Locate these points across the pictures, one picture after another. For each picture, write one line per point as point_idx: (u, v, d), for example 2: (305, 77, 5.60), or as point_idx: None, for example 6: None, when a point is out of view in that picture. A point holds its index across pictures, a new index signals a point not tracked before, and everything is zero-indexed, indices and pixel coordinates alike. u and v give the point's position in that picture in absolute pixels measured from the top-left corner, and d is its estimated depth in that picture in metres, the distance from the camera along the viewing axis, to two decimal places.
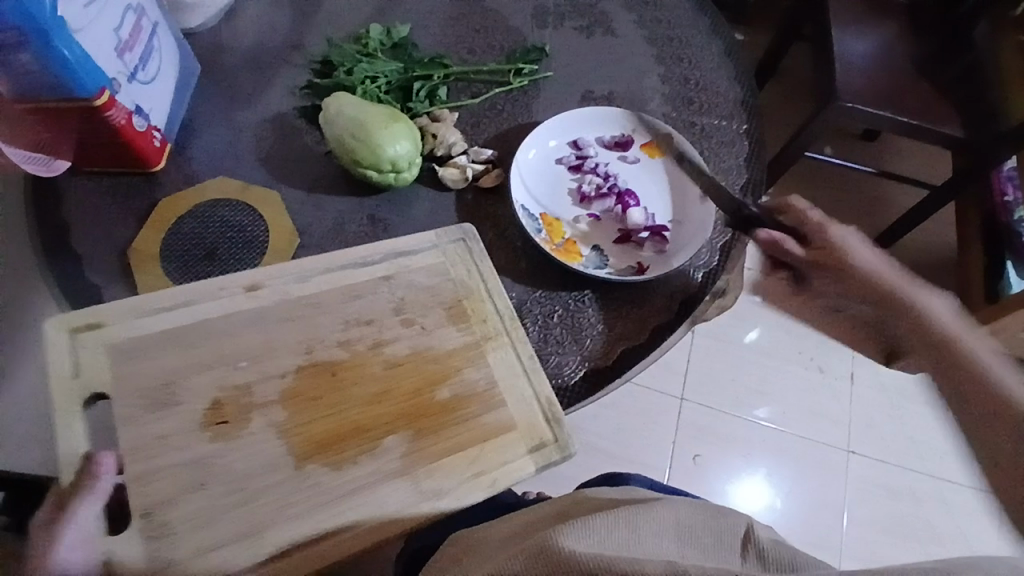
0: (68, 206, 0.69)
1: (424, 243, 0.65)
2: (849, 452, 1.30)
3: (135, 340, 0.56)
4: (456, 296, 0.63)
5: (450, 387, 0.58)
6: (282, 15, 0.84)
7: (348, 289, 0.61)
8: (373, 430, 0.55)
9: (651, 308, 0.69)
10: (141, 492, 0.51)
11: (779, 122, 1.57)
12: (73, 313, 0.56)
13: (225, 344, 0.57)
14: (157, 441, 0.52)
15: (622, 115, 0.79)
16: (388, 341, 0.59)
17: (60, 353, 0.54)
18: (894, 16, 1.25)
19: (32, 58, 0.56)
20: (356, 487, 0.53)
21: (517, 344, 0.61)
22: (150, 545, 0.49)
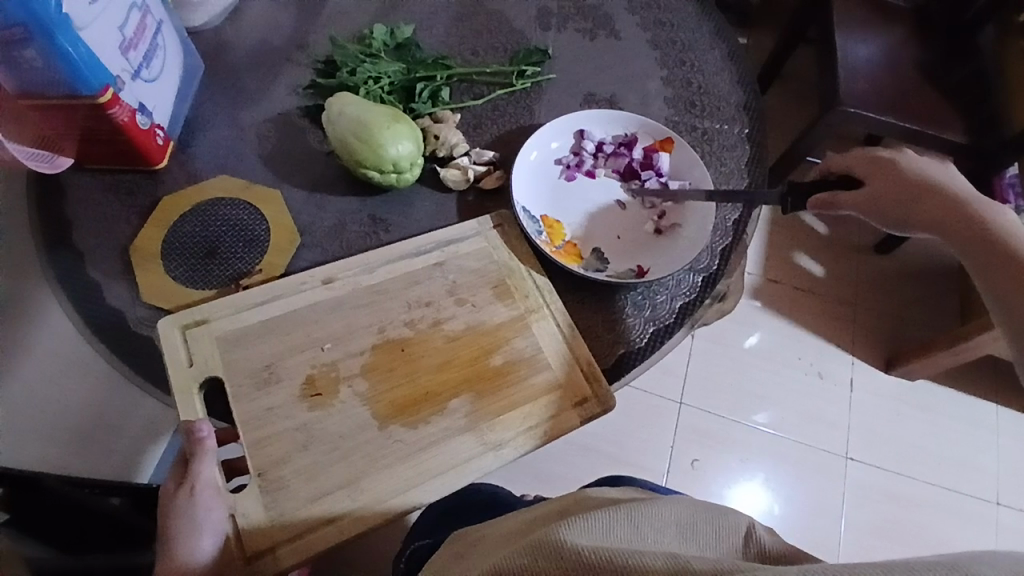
0: (69, 202, 0.69)
1: (466, 231, 0.70)
2: (847, 458, 1.30)
3: (236, 332, 0.62)
4: (500, 275, 0.68)
5: (502, 354, 0.64)
6: (287, 14, 0.84)
7: (405, 275, 0.67)
8: (439, 391, 0.62)
9: (656, 304, 0.69)
10: (255, 456, 0.58)
11: (781, 127, 1.57)
12: (182, 312, 0.62)
13: (307, 328, 0.63)
14: (265, 412, 0.59)
15: (624, 116, 0.79)
16: (445, 318, 0.65)
17: (175, 346, 0.61)
18: (898, 22, 1.25)
19: (37, 54, 0.56)
20: (432, 443, 0.60)
21: (557, 314, 0.66)
22: (267, 498, 0.56)
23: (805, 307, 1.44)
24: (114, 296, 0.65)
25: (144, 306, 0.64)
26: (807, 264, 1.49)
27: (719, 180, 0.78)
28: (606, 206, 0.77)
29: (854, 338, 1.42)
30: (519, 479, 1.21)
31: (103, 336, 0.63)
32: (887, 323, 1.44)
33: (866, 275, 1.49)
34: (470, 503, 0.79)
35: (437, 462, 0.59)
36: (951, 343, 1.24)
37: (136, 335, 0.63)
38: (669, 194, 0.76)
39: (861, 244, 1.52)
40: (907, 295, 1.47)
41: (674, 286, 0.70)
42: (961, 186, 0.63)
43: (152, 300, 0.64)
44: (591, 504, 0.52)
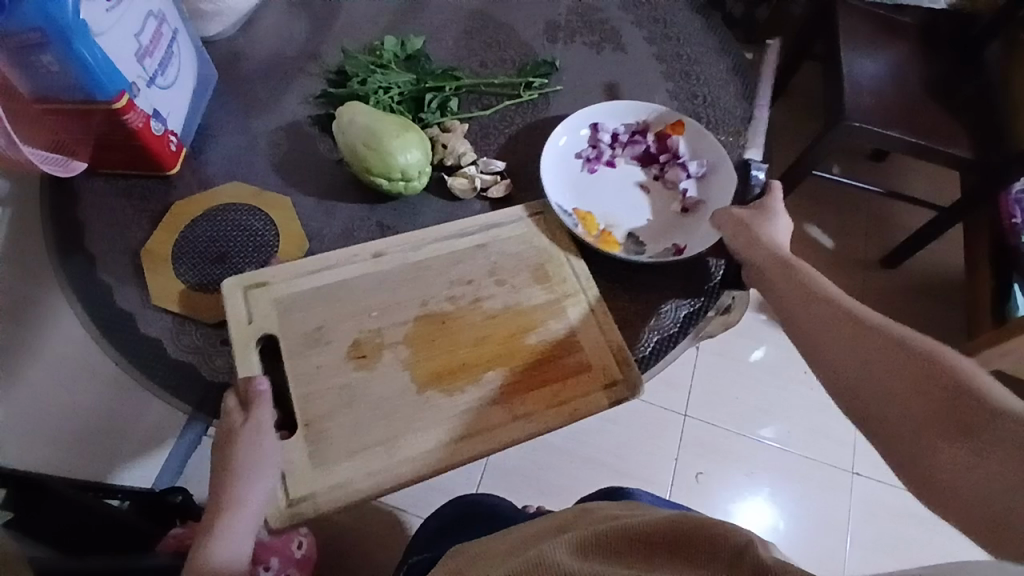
0: (84, 206, 0.70)
1: (509, 217, 0.71)
2: (853, 473, 1.29)
3: (292, 297, 0.64)
4: (539, 260, 0.69)
5: (537, 334, 0.66)
6: (300, 25, 0.85)
7: (447, 254, 0.69)
8: (475, 362, 0.64)
9: (686, 279, 0.71)
10: (304, 409, 0.60)
11: (787, 141, 1.58)
12: (246, 273, 0.65)
13: (355, 297, 0.65)
14: (315, 369, 0.62)
15: (634, 107, 0.80)
16: (484, 297, 0.67)
17: (237, 305, 0.63)
18: (904, 38, 1.26)
19: (54, 59, 0.58)
20: (467, 411, 0.62)
21: (592, 301, 0.67)
22: (313, 448, 0.59)
23: None
24: (125, 299, 0.65)
25: (155, 309, 0.65)
26: None
27: None
28: (632, 193, 0.77)
29: None
30: (521, 490, 1.21)
31: (113, 337, 0.64)
32: None
33: (871, 290, 1.49)
34: (473, 515, 0.79)
35: (472, 429, 0.61)
36: None
37: (146, 336, 0.64)
38: (690, 173, 0.78)
39: (867, 258, 1.52)
40: (914, 310, 1.47)
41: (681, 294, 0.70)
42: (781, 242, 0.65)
43: (161, 303, 0.65)
44: (591, 519, 0.53)
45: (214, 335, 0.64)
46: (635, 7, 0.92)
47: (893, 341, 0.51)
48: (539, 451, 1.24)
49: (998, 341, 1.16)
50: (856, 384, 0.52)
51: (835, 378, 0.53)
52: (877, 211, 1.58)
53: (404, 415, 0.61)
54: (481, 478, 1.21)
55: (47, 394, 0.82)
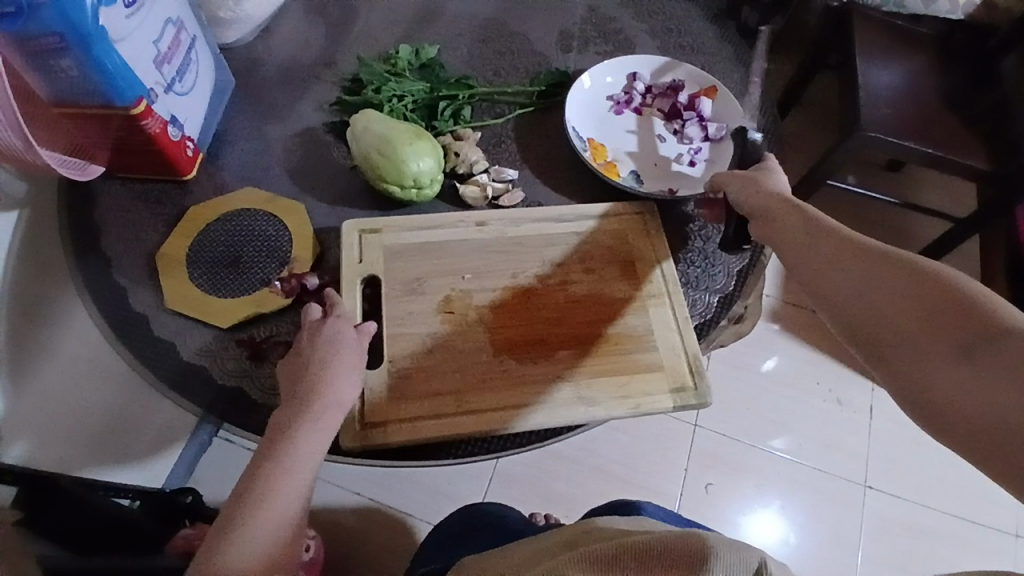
0: (101, 210, 0.71)
1: (611, 211, 0.73)
2: (866, 487, 1.27)
3: (396, 246, 0.69)
4: (632, 256, 0.70)
5: (615, 325, 0.66)
6: (316, 32, 0.86)
7: (543, 234, 0.71)
8: (553, 343, 0.65)
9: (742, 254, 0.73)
10: (389, 347, 0.64)
11: (801, 151, 1.57)
12: (363, 219, 0.70)
13: (452, 258, 0.69)
14: (406, 315, 0.65)
15: (674, 66, 0.86)
16: (572, 281, 0.68)
17: (350, 244, 0.68)
18: (920, 48, 1.25)
19: (73, 65, 0.58)
20: (535, 379, 0.63)
21: (674, 305, 0.68)
22: (393, 384, 0.62)
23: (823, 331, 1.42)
24: (140, 303, 0.66)
25: (169, 312, 0.66)
26: None
27: None
28: (647, 139, 0.83)
29: None
30: (529, 498, 1.21)
31: (126, 340, 0.64)
32: None
33: None
34: (481, 524, 0.79)
35: (537, 397, 0.62)
36: None
37: (159, 340, 0.64)
38: (707, 134, 0.82)
39: None
40: None
41: (690, 306, 0.70)
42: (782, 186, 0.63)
43: (175, 306, 0.65)
44: (602, 536, 0.52)
45: (226, 339, 0.65)
46: (649, 16, 0.92)
47: (898, 264, 0.50)
48: (547, 458, 1.24)
49: None
50: (858, 316, 0.50)
51: (839, 309, 0.51)
52: (893, 223, 1.57)
53: (476, 371, 0.63)
54: (488, 485, 1.21)
55: (61, 395, 0.83)
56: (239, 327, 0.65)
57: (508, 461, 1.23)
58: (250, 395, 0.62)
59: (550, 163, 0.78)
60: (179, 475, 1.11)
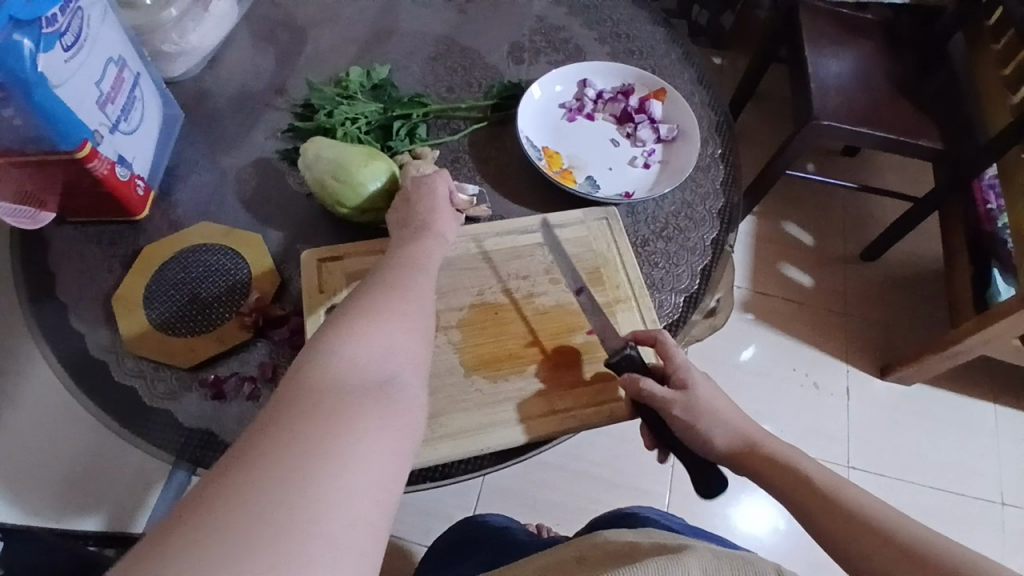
0: (52, 255, 0.70)
1: (572, 218, 0.73)
2: (850, 468, 1.29)
3: (361, 273, 0.68)
4: (595, 263, 0.70)
5: (583, 334, 0.67)
6: (265, 59, 0.85)
7: (508, 249, 0.71)
8: (523, 355, 0.65)
9: (703, 253, 0.74)
10: None
11: (759, 143, 1.60)
12: (321, 247, 0.69)
13: None
14: None
15: (622, 71, 0.87)
16: (538, 293, 0.68)
17: (312, 275, 0.68)
18: (867, 36, 1.28)
19: (15, 112, 0.57)
20: (508, 396, 0.63)
21: (642, 308, 0.68)
22: None
23: (796, 318, 1.45)
24: (98, 347, 0.65)
25: (128, 355, 0.64)
26: (795, 275, 1.50)
27: (695, 200, 0.78)
28: (601, 144, 0.84)
29: (847, 348, 1.42)
30: (519, 508, 1.20)
31: (87, 387, 0.63)
32: (880, 331, 1.45)
33: (854, 284, 1.50)
34: (479, 539, 0.77)
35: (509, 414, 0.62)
36: (941, 348, 1.25)
37: (121, 384, 0.63)
38: (659, 135, 0.83)
39: (848, 253, 1.54)
40: (897, 302, 1.48)
41: (656, 308, 0.70)
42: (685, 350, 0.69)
43: (134, 349, 0.64)
44: (609, 555, 0.50)
45: (189, 379, 0.63)
46: (597, 23, 0.93)
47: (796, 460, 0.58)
48: (535, 468, 1.24)
49: (980, 328, 1.17)
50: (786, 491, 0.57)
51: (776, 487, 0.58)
52: (855, 207, 1.60)
53: (447, 393, 0.63)
54: (477, 500, 1.20)
55: None
56: (202, 364, 0.64)
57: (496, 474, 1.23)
58: (218, 435, 0.61)
59: (509, 175, 0.78)
60: None
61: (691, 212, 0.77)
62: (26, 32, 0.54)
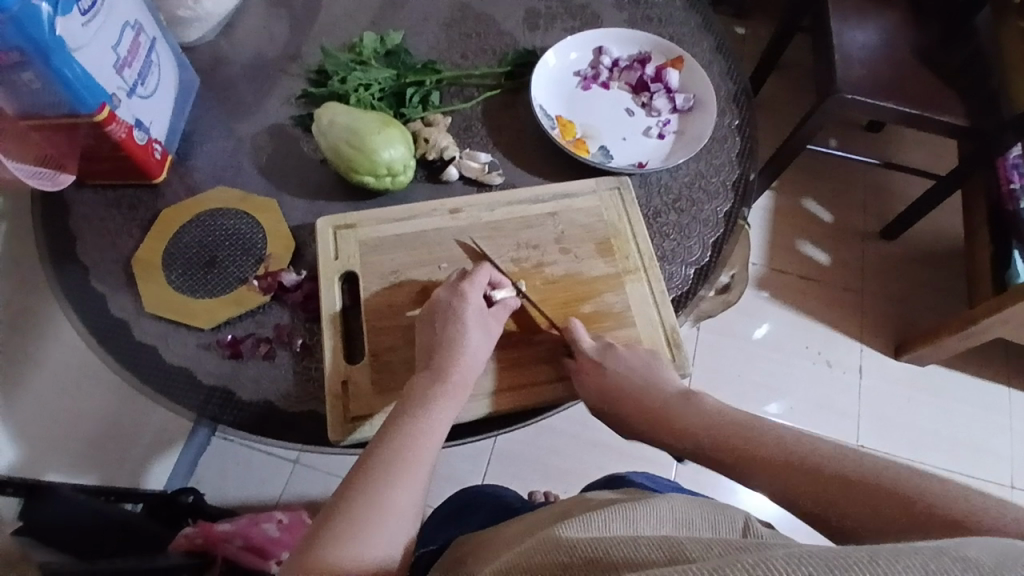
0: (74, 217, 0.71)
1: (583, 188, 0.73)
2: (858, 445, 1.29)
3: (375, 240, 0.69)
4: (606, 233, 0.70)
5: (592, 303, 0.67)
6: (280, 25, 0.85)
7: (519, 218, 0.71)
8: (530, 323, 0.66)
9: (714, 225, 0.74)
10: (370, 340, 0.64)
11: (780, 116, 1.57)
12: (337, 215, 0.70)
13: (430, 249, 0.69)
14: (387, 307, 0.66)
15: (639, 39, 0.85)
16: (548, 262, 0.69)
17: (327, 240, 0.69)
18: (895, 6, 1.24)
19: (34, 76, 0.58)
20: (515, 364, 0.64)
21: (651, 279, 0.68)
22: (379, 377, 0.63)
23: (810, 295, 1.44)
24: (118, 308, 0.66)
25: (147, 316, 0.66)
26: (811, 252, 1.49)
27: (709, 172, 0.78)
28: (615, 113, 0.83)
29: (862, 325, 1.41)
30: (527, 475, 1.22)
31: (109, 346, 0.65)
32: (896, 309, 1.43)
33: (871, 261, 1.48)
34: (473, 503, 0.79)
35: (515, 381, 0.63)
36: (958, 328, 1.24)
37: (140, 344, 0.65)
38: (675, 105, 0.82)
39: (866, 230, 1.52)
40: (915, 280, 1.46)
41: (667, 279, 0.70)
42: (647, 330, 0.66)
43: (155, 311, 0.66)
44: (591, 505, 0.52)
45: (206, 340, 0.65)
46: None
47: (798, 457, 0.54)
48: (544, 437, 1.25)
49: (998, 309, 1.15)
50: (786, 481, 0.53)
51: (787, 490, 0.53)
52: (876, 182, 1.57)
53: None
54: (486, 467, 1.23)
55: (51, 403, 0.83)
56: (219, 326, 0.65)
57: (505, 440, 1.25)
58: (235, 394, 0.63)
59: (521, 144, 0.78)
60: (180, 475, 1.12)
61: (705, 184, 0.77)
62: None
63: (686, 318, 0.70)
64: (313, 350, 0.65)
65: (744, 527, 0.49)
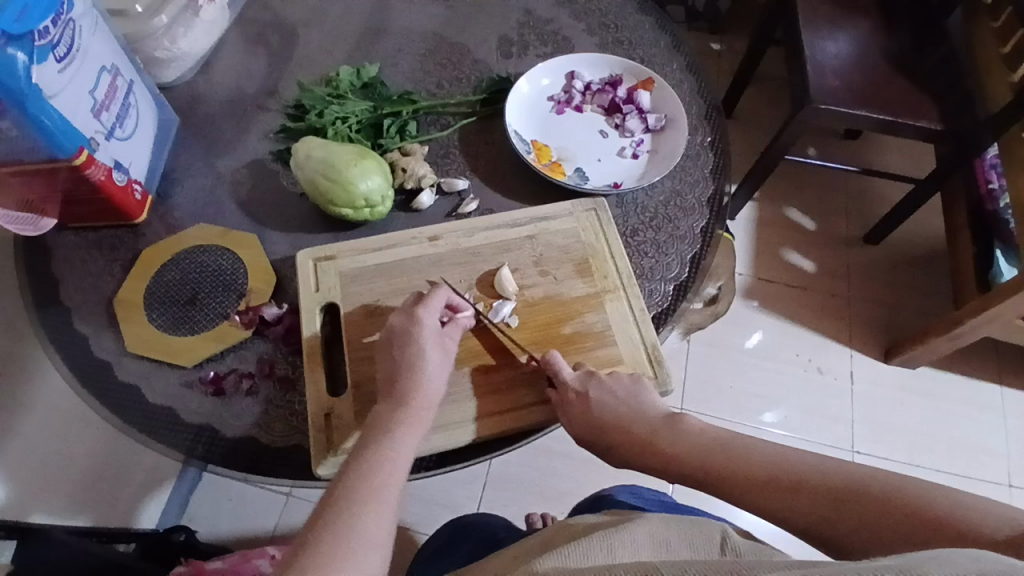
0: (55, 261, 0.72)
1: (559, 210, 0.74)
2: (855, 452, 1.29)
3: (355, 271, 0.70)
4: (584, 254, 0.71)
5: (573, 324, 0.68)
6: (258, 61, 0.87)
7: (497, 242, 0.72)
8: (512, 347, 0.66)
9: (691, 240, 0.75)
10: (352, 371, 0.64)
11: (758, 127, 1.60)
12: (317, 247, 0.71)
13: (411, 276, 0.69)
14: (370, 337, 0.66)
15: (610, 61, 0.87)
16: (528, 285, 0.69)
17: (308, 273, 0.69)
18: (864, 16, 1.27)
19: (11, 124, 0.58)
20: (499, 388, 0.64)
21: (630, 298, 0.69)
22: (360, 407, 0.63)
23: (797, 303, 1.45)
24: (101, 349, 0.67)
25: (129, 357, 0.66)
26: (797, 260, 1.50)
27: (685, 189, 0.79)
28: (589, 136, 0.84)
29: (850, 330, 1.42)
30: (524, 499, 1.21)
31: (92, 388, 0.64)
32: (883, 313, 1.44)
33: (856, 267, 1.50)
34: (467, 531, 0.79)
35: (499, 406, 0.63)
36: (945, 328, 1.25)
37: (124, 384, 0.65)
38: (648, 125, 0.84)
39: (850, 236, 1.53)
40: (900, 283, 1.48)
41: (646, 297, 0.71)
42: (629, 351, 0.66)
43: (138, 351, 0.66)
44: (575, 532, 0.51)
45: (189, 378, 0.65)
46: (586, 14, 0.93)
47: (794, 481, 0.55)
48: (540, 458, 1.25)
49: (984, 308, 1.16)
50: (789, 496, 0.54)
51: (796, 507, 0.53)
52: (856, 189, 1.59)
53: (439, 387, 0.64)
54: (483, 490, 1.22)
55: (39, 449, 0.82)
56: (202, 364, 0.66)
57: (500, 464, 1.24)
58: (219, 432, 0.63)
59: (498, 169, 0.79)
60: (172, 512, 1.11)
61: (681, 201, 0.78)
62: (19, 46, 0.55)
63: (667, 337, 0.70)
64: (296, 382, 0.66)
65: (723, 541, 0.46)
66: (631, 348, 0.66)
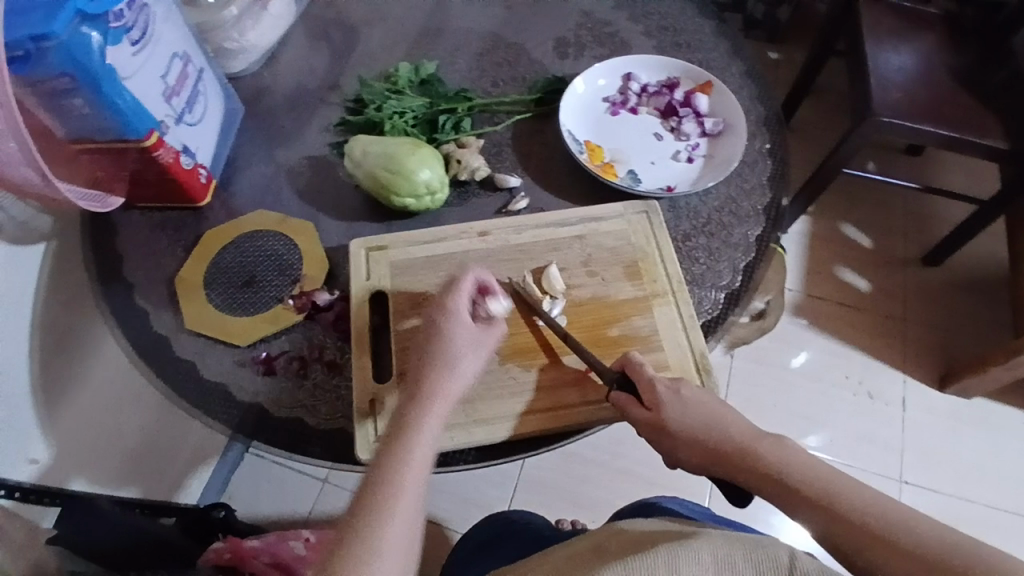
0: (121, 238, 0.75)
1: (612, 211, 0.73)
2: (902, 482, 1.23)
3: (406, 262, 0.71)
4: (633, 256, 0.70)
5: (619, 327, 0.67)
6: (320, 56, 0.89)
7: (547, 240, 0.71)
8: (557, 345, 0.66)
9: (745, 249, 0.73)
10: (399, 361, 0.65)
11: (815, 140, 1.55)
12: (370, 237, 0.72)
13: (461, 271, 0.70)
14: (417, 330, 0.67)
15: (668, 64, 0.87)
16: (576, 285, 0.69)
17: (359, 261, 0.70)
18: (931, 28, 1.22)
19: (84, 102, 0.61)
20: (542, 387, 0.64)
21: (680, 303, 0.68)
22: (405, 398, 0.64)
23: (848, 323, 1.40)
24: (160, 324, 0.69)
25: (186, 334, 0.68)
26: (850, 278, 1.45)
27: (740, 196, 0.77)
28: (643, 138, 0.83)
29: (904, 353, 1.37)
30: (557, 503, 1.20)
31: (150, 361, 0.67)
32: (941, 338, 1.38)
33: (913, 289, 1.44)
34: (504, 533, 0.78)
35: (542, 404, 0.63)
36: (1006, 357, 1.18)
37: (179, 360, 0.67)
38: (704, 129, 0.83)
39: (908, 257, 1.47)
40: (960, 308, 1.41)
41: (696, 304, 0.69)
42: (679, 356, 0.65)
43: (195, 328, 0.68)
44: (630, 540, 0.50)
45: (242, 357, 0.67)
46: (645, 17, 0.92)
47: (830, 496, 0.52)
48: (573, 463, 1.24)
49: None
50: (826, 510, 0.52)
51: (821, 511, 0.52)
52: (916, 208, 1.53)
53: (482, 381, 0.64)
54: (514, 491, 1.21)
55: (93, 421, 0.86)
56: (254, 343, 0.67)
57: (533, 467, 1.23)
58: (268, 411, 0.64)
59: (550, 168, 0.79)
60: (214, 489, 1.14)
61: (735, 208, 0.76)
62: (93, 26, 0.58)
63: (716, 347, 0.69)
64: (343, 368, 0.66)
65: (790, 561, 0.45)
66: (679, 353, 0.65)
